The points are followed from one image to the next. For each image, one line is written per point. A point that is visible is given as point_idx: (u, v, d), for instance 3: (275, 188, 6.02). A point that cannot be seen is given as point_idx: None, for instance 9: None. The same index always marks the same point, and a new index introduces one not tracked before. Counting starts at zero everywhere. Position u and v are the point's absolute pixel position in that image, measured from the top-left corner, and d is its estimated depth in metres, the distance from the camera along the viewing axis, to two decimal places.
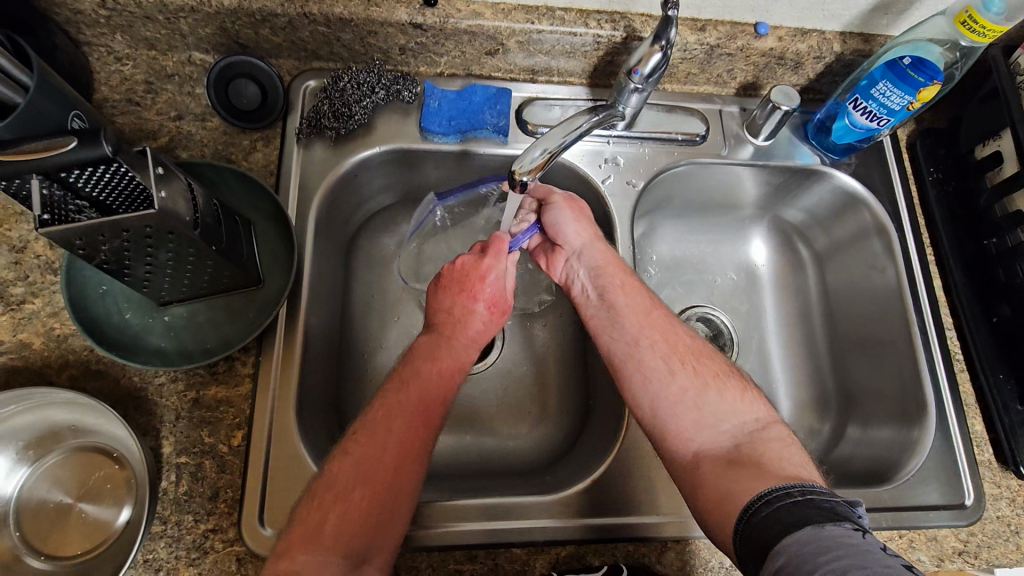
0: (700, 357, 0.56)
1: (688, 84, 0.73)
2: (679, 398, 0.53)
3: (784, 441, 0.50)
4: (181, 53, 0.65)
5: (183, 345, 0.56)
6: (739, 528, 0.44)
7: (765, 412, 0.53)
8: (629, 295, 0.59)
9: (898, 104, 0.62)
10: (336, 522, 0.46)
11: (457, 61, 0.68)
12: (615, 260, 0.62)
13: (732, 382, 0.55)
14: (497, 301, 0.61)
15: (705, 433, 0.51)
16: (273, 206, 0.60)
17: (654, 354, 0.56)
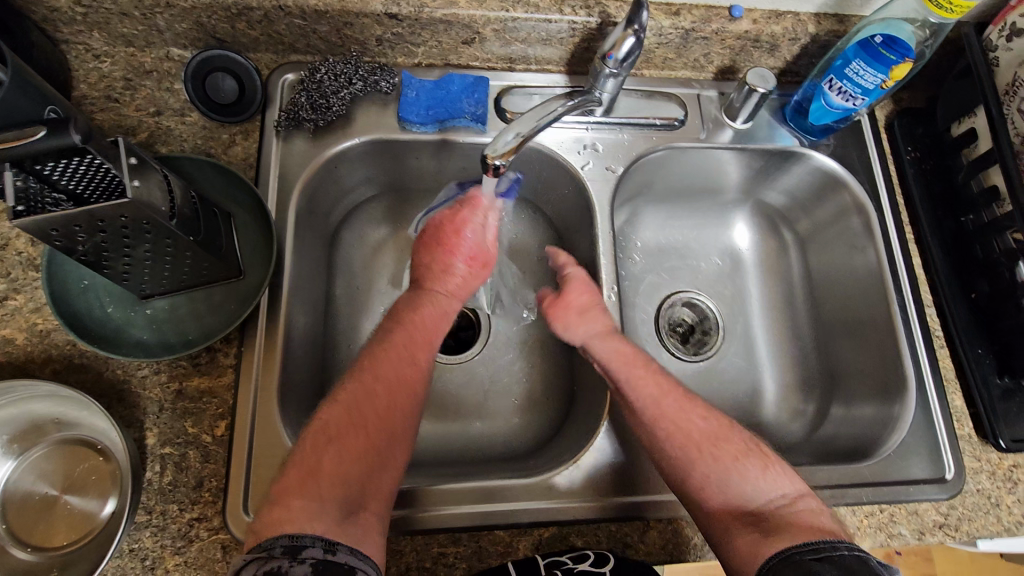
0: (718, 437, 0.54)
1: (665, 69, 0.74)
2: (706, 487, 0.52)
3: (812, 512, 0.50)
4: (159, 50, 0.65)
5: (165, 338, 0.57)
6: (770, 561, 0.46)
7: (789, 484, 0.52)
8: (640, 385, 0.57)
9: (872, 83, 0.63)
10: (333, 458, 0.47)
11: (435, 51, 0.68)
12: (627, 350, 0.60)
13: (754, 455, 0.54)
14: (474, 252, 0.61)
15: (734, 512, 0.51)
16: (252, 197, 0.60)
17: (675, 446, 0.54)
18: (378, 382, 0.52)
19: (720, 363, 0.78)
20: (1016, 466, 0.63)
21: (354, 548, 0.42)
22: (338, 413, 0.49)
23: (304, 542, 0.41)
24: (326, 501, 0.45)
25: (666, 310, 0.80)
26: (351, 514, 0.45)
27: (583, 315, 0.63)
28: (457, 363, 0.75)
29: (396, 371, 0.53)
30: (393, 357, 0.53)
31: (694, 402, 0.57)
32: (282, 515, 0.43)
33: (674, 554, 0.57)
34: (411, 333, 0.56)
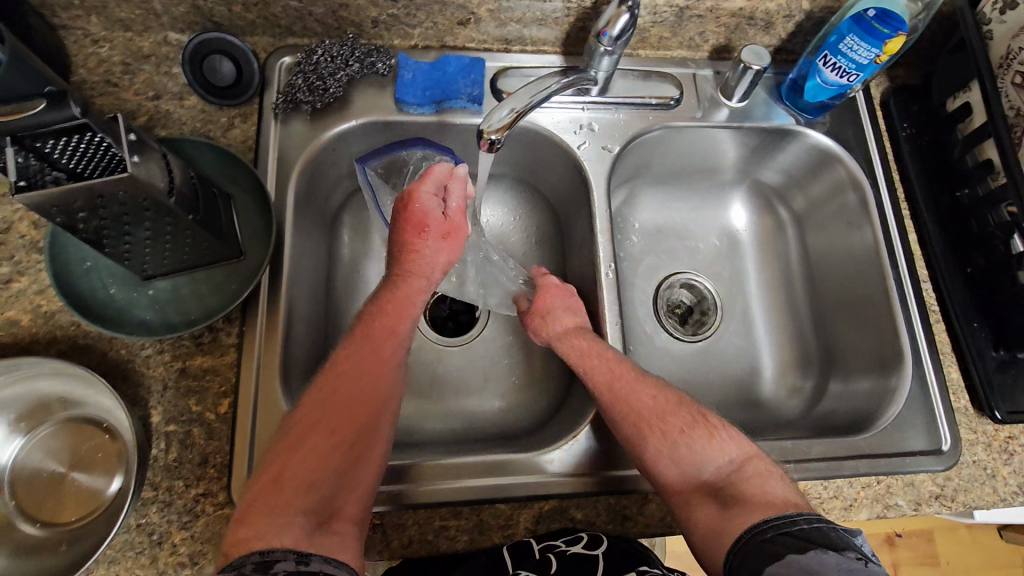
0: (665, 412, 0.56)
1: (661, 49, 0.74)
2: (660, 460, 0.54)
3: (763, 476, 0.52)
4: (156, 34, 0.65)
5: (168, 317, 0.57)
6: (735, 548, 0.46)
7: (739, 449, 0.54)
8: (593, 371, 0.59)
9: (866, 58, 0.63)
10: (295, 467, 0.49)
11: (431, 33, 0.69)
12: (584, 343, 0.62)
13: (701, 426, 0.55)
14: (428, 223, 0.60)
15: (690, 484, 0.53)
16: (251, 178, 0.60)
17: (626, 424, 0.56)
18: (342, 391, 0.53)
19: (719, 342, 0.79)
20: (1012, 437, 0.64)
21: (329, 556, 0.44)
22: (302, 421, 0.51)
23: (275, 556, 0.42)
24: (292, 511, 0.47)
25: (664, 291, 0.81)
26: (322, 523, 0.47)
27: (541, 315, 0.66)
28: (458, 345, 0.76)
29: (363, 372, 0.55)
30: (355, 366, 0.55)
31: (645, 379, 0.59)
32: (244, 534, 0.45)
33: (672, 525, 0.58)
34: (365, 329, 0.57)
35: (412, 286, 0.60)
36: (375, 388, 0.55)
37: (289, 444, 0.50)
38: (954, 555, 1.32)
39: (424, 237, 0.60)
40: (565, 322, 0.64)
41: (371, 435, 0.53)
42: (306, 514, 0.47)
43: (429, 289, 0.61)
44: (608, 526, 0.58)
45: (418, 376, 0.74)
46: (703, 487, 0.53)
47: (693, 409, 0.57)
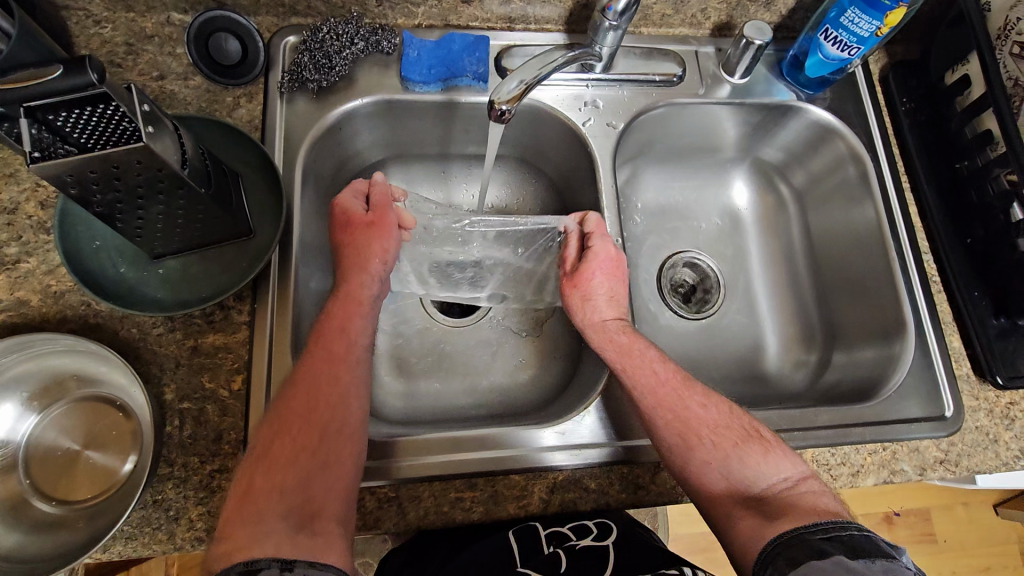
0: (716, 424, 0.55)
1: (663, 27, 0.74)
2: (707, 470, 0.53)
3: (815, 493, 0.51)
4: (159, 15, 0.64)
5: (179, 295, 0.57)
6: (774, 544, 0.46)
7: (794, 469, 0.53)
8: (636, 372, 0.58)
9: (867, 31, 0.63)
10: (263, 476, 0.47)
11: (435, 12, 0.69)
12: (633, 339, 0.60)
13: (755, 440, 0.54)
14: (350, 219, 0.62)
15: (736, 495, 0.52)
16: (260, 157, 0.61)
17: (671, 431, 0.55)
18: (305, 397, 0.51)
19: (723, 320, 0.79)
20: (1012, 403, 0.65)
21: (313, 559, 0.43)
22: (268, 433, 0.49)
23: (260, 565, 0.41)
24: (270, 519, 0.45)
25: (667, 271, 0.82)
26: (306, 524, 0.45)
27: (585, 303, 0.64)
28: (467, 326, 0.77)
29: (331, 373, 0.53)
30: (319, 372, 0.52)
31: (693, 386, 0.58)
32: (231, 544, 0.43)
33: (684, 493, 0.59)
34: (322, 335, 0.55)
35: (356, 281, 0.59)
36: (337, 385, 0.52)
37: (256, 455, 0.48)
38: (950, 533, 1.34)
39: (349, 229, 0.62)
40: (607, 314, 0.63)
41: (342, 436, 0.50)
42: (283, 516, 0.45)
43: (373, 283, 0.60)
44: (622, 496, 0.58)
45: (427, 356, 0.74)
46: (749, 496, 0.51)
47: (746, 421, 0.56)
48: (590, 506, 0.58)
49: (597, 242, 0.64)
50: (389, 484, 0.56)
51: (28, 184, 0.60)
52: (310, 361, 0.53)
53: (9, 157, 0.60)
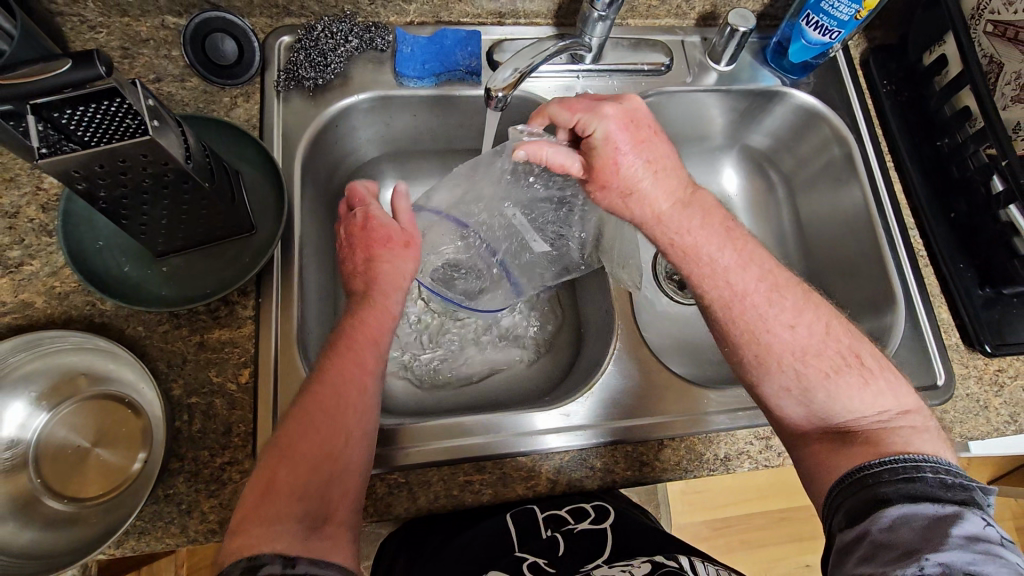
0: (807, 352, 0.54)
1: (649, 18, 0.76)
2: (783, 397, 0.54)
3: (915, 429, 0.51)
4: (154, 18, 0.65)
5: (183, 292, 0.58)
6: (841, 485, 0.48)
7: (893, 403, 0.52)
8: (706, 283, 0.57)
9: (846, 15, 0.65)
10: (280, 482, 0.46)
11: (426, 8, 0.70)
12: (705, 240, 0.58)
13: (852, 369, 0.53)
14: (384, 236, 0.60)
15: (820, 426, 0.53)
16: (260, 154, 0.61)
17: (749, 348, 0.55)
18: (324, 395, 0.50)
19: None
20: (1000, 370, 0.67)
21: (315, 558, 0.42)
22: (292, 426, 0.49)
23: (262, 562, 0.40)
24: (284, 520, 0.44)
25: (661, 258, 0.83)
26: (317, 527, 0.44)
27: (625, 198, 0.59)
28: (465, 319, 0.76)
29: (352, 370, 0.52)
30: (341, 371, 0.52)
31: (781, 299, 0.56)
32: (248, 537, 0.42)
33: (688, 469, 0.61)
34: (349, 339, 0.54)
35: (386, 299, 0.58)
36: (363, 380, 0.52)
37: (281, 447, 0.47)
38: None
39: (384, 245, 0.60)
40: (658, 200, 0.58)
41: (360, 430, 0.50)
42: (298, 517, 0.44)
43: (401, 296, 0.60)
44: (627, 473, 0.59)
45: (431, 348, 0.74)
46: (830, 426, 0.52)
47: (845, 343, 0.55)
48: (596, 483, 0.59)
49: (597, 127, 0.57)
50: (399, 471, 0.57)
51: (29, 188, 0.60)
52: (339, 365, 0.52)
53: (9, 161, 0.61)
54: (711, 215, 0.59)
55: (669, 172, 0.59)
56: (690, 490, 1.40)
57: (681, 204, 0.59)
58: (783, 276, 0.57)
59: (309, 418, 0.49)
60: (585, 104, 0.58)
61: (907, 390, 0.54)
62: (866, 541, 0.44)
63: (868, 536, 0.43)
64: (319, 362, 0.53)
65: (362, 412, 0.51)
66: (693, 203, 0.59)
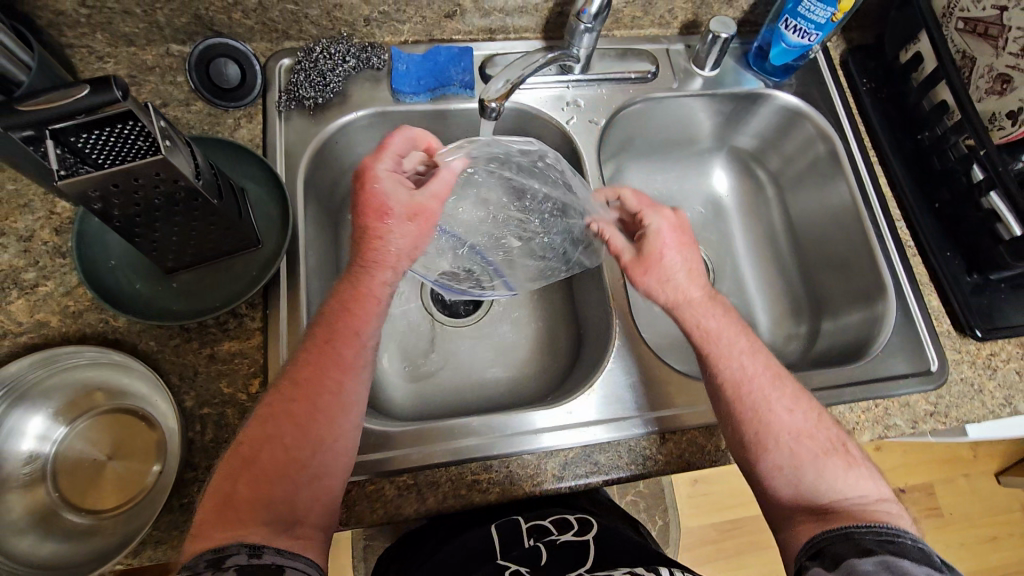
0: (802, 436, 0.56)
1: (634, 28, 0.79)
2: (776, 474, 0.55)
3: (892, 515, 0.52)
4: (159, 47, 0.68)
5: (193, 305, 0.60)
6: (824, 537, 0.50)
7: (871, 488, 0.54)
8: (722, 363, 0.58)
9: (823, 17, 0.68)
10: (247, 484, 0.48)
11: (420, 28, 0.73)
12: (725, 325, 0.59)
13: (839, 454, 0.55)
14: (390, 210, 0.57)
15: (802, 505, 0.54)
16: (265, 171, 0.64)
17: (752, 427, 0.56)
18: (295, 386, 0.52)
19: None
20: (993, 354, 0.69)
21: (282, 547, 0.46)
22: (266, 412, 0.51)
23: (229, 550, 0.44)
24: (253, 525, 0.46)
25: None
26: (289, 528, 0.47)
27: (664, 286, 0.60)
28: (466, 327, 0.78)
29: (316, 358, 0.53)
30: (314, 356, 0.54)
31: (783, 386, 0.58)
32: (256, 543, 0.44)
33: (691, 461, 0.62)
34: (331, 322, 0.55)
35: (375, 279, 0.57)
36: (344, 365, 0.54)
37: (262, 435, 0.50)
38: (955, 505, 1.36)
39: (386, 219, 0.57)
40: (691, 290, 0.60)
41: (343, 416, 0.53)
42: (266, 522, 0.47)
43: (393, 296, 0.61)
44: (632, 468, 0.61)
45: (436, 354, 0.76)
46: (812, 505, 0.53)
47: (835, 433, 0.57)
48: (602, 480, 0.60)
49: (654, 220, 0.62)
50: (408, 473, 0.58)
51: (43, 212, 0.62)
52: (310, 358, 0.53)
53: (23, 188, 0.63)
54: (733, 313, 0.61)
55: (705, 274, 0.62)
56: (696, 493, 1.40)
57: (710, 297, 0.61)
58: (788, 372, 0.59)
59: (291, 407, 0.51)
60: (651, 203, 0.65)
61: (883, 482, 0.56)
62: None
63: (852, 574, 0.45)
64: (296, 351, 0.55)
65: (333, 396, 0.53)
66: (721, 300, 0.61)
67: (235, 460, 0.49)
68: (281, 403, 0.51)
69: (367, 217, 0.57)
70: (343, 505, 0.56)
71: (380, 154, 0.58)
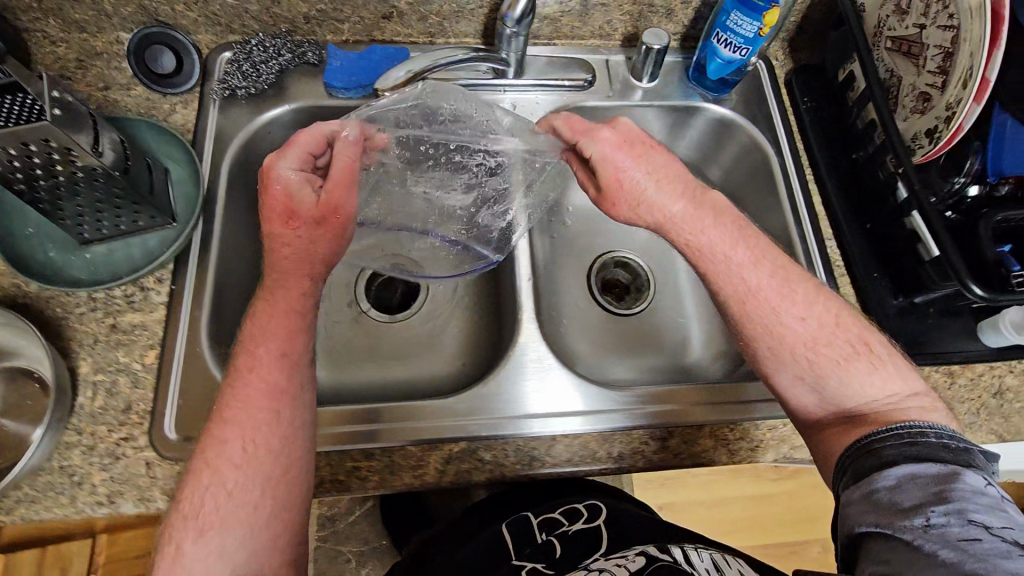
0: (816, 342, 0.56)
1: (575, 38, 0.80)
2: (796, 386, 0.57)
3: (923, 409, 0.53)
4: (110, 35, 0.71)
5: (101, 278, 0.62)
6: (851, 450, 0.50)
7: (906, 384, 0.55)
8: (721, 280, 0.59)
9: (750, 32, 0.68)
10: (196, 534, 0.47)
11: (359, 27, 0.75)
12: (727, 229, 0.60)
13: (863, 357, 0.56)
14: (299, 208, 0.55)
15: (836, 417, 0.55)
16: (186, 153, 0.66)
17: (755, 334, 0.58)
18: (224, 421, 0.51)
19: (652, 314, 0.84)
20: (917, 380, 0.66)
21: None
22: (209, 458, 0.50)
23: None
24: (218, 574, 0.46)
25: (601, 272, 0.87)
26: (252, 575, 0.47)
27: (637, 210, 0.63)
28: (395, 321, 0.79)
29: (242, 387, 0.52)
30: (240, 389, 0.52)
31: (793, 294, 0.58)
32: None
33: (580, 465, 0.61)
34: (250, 349, 0.54)
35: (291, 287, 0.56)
36: (277, 390, 0.53)
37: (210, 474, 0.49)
38: None
39: (295, 222, 0.55)
40: (671, 207, 0.61)
41: (284, 440, 0.51)
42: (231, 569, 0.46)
43: None
44: (516, 467, 0.60)
45: (357, 347, 0.77)
46: (842, 413, 0.55)
47: (856, 333, 0.57)
48: (487, 476, 0.60)
49: (592, 149, 0.62)
50: None
51: None
52: (241, 391, 0.52)
53: None
54: (723, 215, 0.61)
55: (674, 180, 0.62)
56: None
57: (694, 207, 0.61)
58: (795, 272, 0.59)
59: (227, 442, 0.50)
60: (585, 129, 0.64)
61: (915, 375, 0.56)
62: (869, 496, 0.46)
63: (872, 493, 0.46)
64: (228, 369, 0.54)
65: (271, 426, 0.51)
66: (707, 204, 0.62)
67: (178, 514, 0.48)
68: (212, 442, 0.50)
69: (274, 219, 0.55)
70: None
71: (283, 152, 0.56)
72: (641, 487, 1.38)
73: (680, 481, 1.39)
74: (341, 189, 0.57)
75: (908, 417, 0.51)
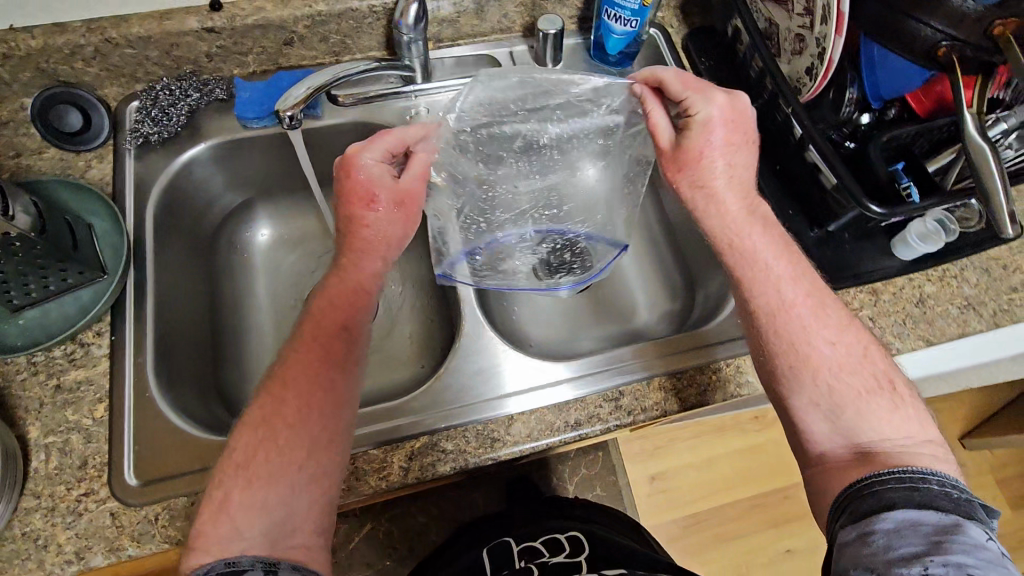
0: (842, 368, 0.55)
1: (477, 36, 0.83)
2: (811, 411, 0.55)
3: (934, 459, 0.51)
4: (13, 103, 0.71)
5: (37, 340, 0.61)
6: (848, 491, 0.50)
7: (919, 430, 0.53)
8: (757, 288, 0.59)
9: (635, 4, 0.72)
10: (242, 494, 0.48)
11: (263, 57, 0.76)
12: (779, 245, 0.61)
13: (886, 394, 0.54)
14: (378, 197, 0.60)
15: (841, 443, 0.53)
16: (105, 206, 0.66)
17: (783, 348, 0.57)
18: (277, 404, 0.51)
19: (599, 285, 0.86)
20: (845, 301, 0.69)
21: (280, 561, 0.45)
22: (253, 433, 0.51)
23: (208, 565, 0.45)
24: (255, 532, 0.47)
25: None
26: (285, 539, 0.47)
27: (696, 190, 0.63)
28: None
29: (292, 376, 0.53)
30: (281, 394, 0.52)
31: (827, 318, 0.57)
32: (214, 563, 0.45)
33: (539, 439, 0.63)
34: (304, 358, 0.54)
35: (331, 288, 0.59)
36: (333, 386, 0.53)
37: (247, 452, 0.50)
38: None
39: (373, 207, 0.60)
40: (728, 205, 0.62)
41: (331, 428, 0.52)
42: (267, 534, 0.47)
43: None
44: (479, 451, 0.62)
45: None
46: (857, 446, 0.53)
47: (883, 368, 0.56)
48: (452, 468, 0.61)
49: (704, 111, 0.61)
50: None
51: None
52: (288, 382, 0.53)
53: None
54: (772, 227, 0.62)
55: (739, 178, 0.63)
56: (653, 491, 1.39)
57: (748, 212, 0.62)
58: (833, 300, 0.59)
59: (261, 441, 0.50)
60: (699, 86, 0.62)
61: (932, 424, 0.54)
62: (867, 538, 0.45)
63: (871, 534, 0.45)
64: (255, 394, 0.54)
65: (320, 410, 0.52)
66: (760, 214, 0.62)
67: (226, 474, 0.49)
68: (263, 422, 0.51)
69: (354, 207, 0.60)
70: (188, 517, 0.56)
71: (367, 144, 0.60)
72: (632, 464, 1.40)
73: (667, 450, 1.41)
74: (417, 179, 0.63)
75: (916, 463, 0.50)
